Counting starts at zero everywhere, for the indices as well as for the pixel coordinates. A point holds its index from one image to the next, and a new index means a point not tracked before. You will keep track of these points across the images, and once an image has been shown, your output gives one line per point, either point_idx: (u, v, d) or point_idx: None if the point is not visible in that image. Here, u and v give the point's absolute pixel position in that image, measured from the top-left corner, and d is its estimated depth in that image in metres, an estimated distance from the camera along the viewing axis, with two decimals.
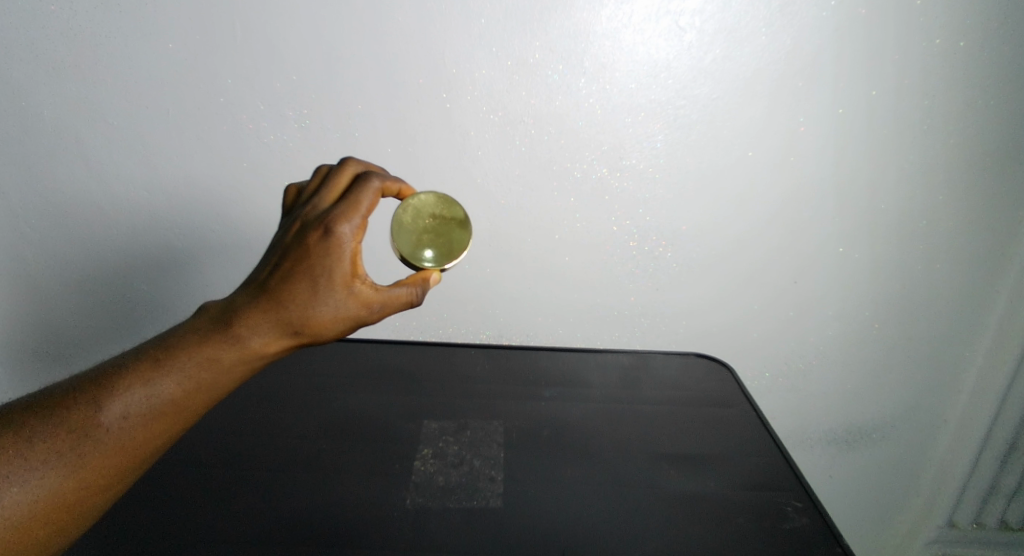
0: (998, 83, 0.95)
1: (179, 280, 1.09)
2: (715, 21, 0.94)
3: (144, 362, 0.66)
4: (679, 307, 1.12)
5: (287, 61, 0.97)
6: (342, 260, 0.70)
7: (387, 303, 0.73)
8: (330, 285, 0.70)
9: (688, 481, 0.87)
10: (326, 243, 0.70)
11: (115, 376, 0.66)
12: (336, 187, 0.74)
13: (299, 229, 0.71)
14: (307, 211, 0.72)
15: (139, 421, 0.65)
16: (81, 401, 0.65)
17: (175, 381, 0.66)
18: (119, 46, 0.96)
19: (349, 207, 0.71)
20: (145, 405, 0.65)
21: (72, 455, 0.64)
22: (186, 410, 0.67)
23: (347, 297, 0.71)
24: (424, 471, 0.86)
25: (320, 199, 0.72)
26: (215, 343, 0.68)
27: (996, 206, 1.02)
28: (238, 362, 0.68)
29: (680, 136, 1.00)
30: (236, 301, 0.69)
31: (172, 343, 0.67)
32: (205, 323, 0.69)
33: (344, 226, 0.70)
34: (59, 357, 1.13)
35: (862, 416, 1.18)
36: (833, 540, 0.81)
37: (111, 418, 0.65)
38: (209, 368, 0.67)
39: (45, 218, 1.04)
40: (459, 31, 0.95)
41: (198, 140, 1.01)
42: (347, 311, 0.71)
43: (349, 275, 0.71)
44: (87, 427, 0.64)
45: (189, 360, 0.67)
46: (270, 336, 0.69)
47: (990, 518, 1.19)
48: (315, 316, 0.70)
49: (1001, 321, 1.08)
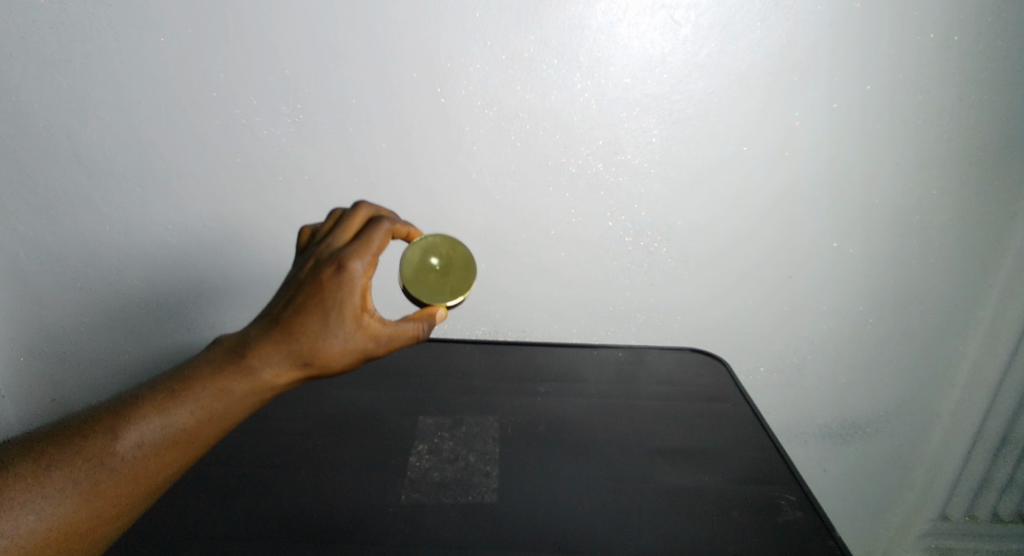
0: (992, 77, 0.95)
1: (170, 275, 1.08)
2: (710, 16, 0.94)
3: (160, 393, 0.65)
4: (675, 303, 1.12)
5: (280, 56, 0.96)
6: (353, 294, 0.69)
7: (395, 336, 0.71)
8: (340, 318, 0.69)
9: (683, 475, 0.87)
10: (338, 278, 0.69)
11: (131, 404, 0.65)
12: (350, 228, 0.73)
13: (312, 265, 0.70)
14: (321, 249, 0.72)
15: (152, 451, 0.64)
16: (98, 430, 0.63)
17: (189, 411, 0.65)
18: (110, 40, 0.95)
19: (361, 245, 0.70)
20: (158, 434, 0.64)
21: (87, 483, 0.62)
22: (197, 441, 0.65)
23: (355, 329, 0.69)
24: (419, 466, 0.86)
25: (334, 238, 0.72)
26: (227, 374, 0.66)
27: (989, 200, 1.02)
28: (249, 393, 0.67)
29: (675, 131, 1.00)
30: (249, 334, 0.69)
31: (186, 374, 0.66)
32: (220, 354, 0.68)
33: (356, 263, 0.69)
34: (52, 355, 1.12)
35: (855, 411, 1.18)
36: (825, 533, 0.81)
37: (126, 446, 0.63)
38: (222, 399, 0.66)
39: (37, 216, 1.03)
40: (453, 25, 0.95)
41: (191, 135, 1.00)
42: (355, 344, 0.69)
43: (359, 308, 0.69)
44: (101, 456, 0.63)
45: (202, 390, 0.66)
46: (282, 367, 0.68)
47: (983, 510, 1.20)
48: (325, 347, 0.68)
49: (994, 314, 1.08)
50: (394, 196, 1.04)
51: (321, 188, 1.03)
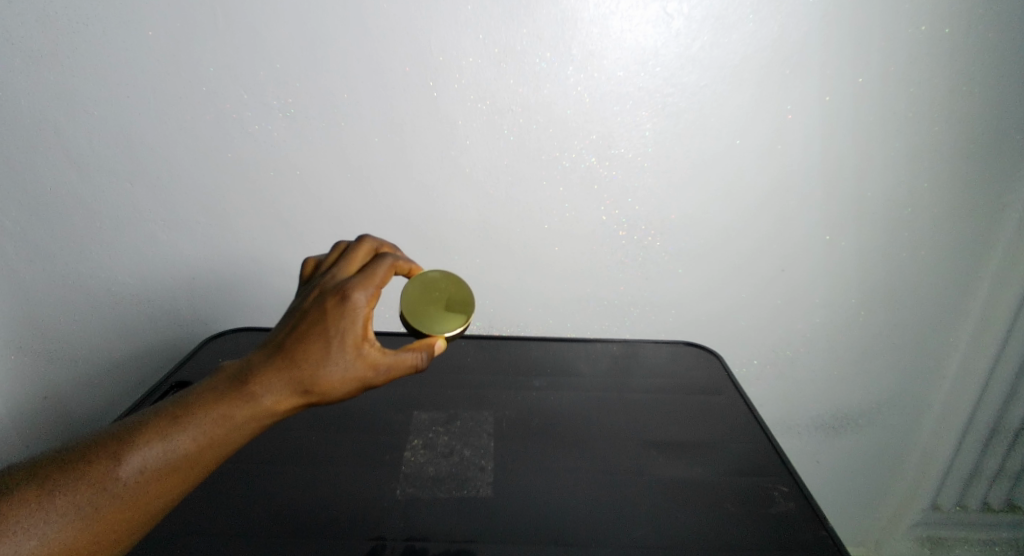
0: (982, 70, 0.96)
1: (162, 271, 1.07)
2: (703, 9, 0.94)
3: (162, 418, 0.65)
4: (669, 296, 1.12)
5: (270, 49, 0.95)
6: (355, 323, 0.68)
7: (394, 365, 0.70)
8: (341, 346, 0.68)
9: (677, 467, 0.88)
10: (340, 308, 0.68)
11: (135, 429, 0.64)
12: (354, 262, 0.74)
13: (316, 295, 0.70)
14: (325, 280, 0.72)
15: (154, 476, 0.63)
16: (102, 455, 0.63)
17: (191, 436, 0.64)
18: (96, 34, 0.94)
19: (364, 277, 0.70)
20: (160, 460, 0.63)
21: (88, 508, 0.61)
22: (198, 466, 0.65)
23: (354, 358, 0.68)
24: (414, 461, 0.86)
25: (339, 270, 0.73)
26: (229, 400, 0.66)
27: (979, 193, 1.03)
28: (249, 419, 0.66)
29: (668, 125, 1.00)
30: (251, 360, 0.68)
31: (189, 399, 0.66)
32: (222, 381, 0.67)
33: (359, 293, 0.69)
34: (43, 353, 1.11)
35: (847, 403, 1.19)
36: (818, 524, 0.81)
37: (128, 471, 0.63)
38: (223, 425, 0.65)
39: (25, 212, 1.02)
40: (445, 18, 0.94)
41: (181, 130, 0.99)
42: (354, 373, 0.69)
43: (360, 336, 0.69)
44: (104, 481, 0.62)
45: (204, 416, 0.65)
46: (282, 394, 0.67)
47: (973, 500, 1.21)
48: (324, 375, 0.67)
49: (984, 306, 1.09)
50: (387, 190, 1.04)
51: (314, 183, 1.03)
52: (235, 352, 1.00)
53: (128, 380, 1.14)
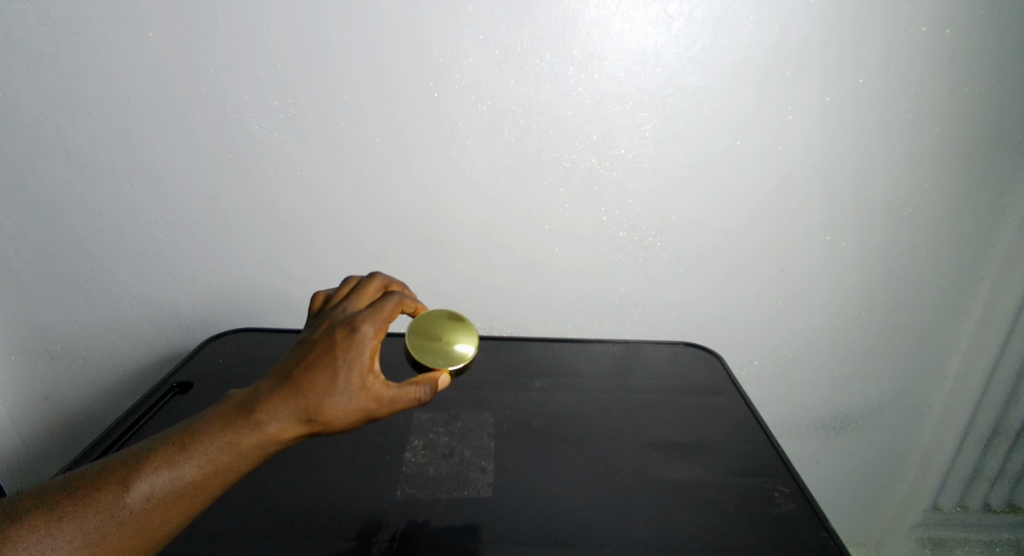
0: (983, 71, 0.96)
1: (162, 272, 1.07)
2: (703, 9, 0.94)
3: (170, 445, 0.65)
4: (669, 298, 1.12)
5: (271, 50, 0.95)
6: (362, 356, 0.69)
7: (398, 398, 0.70)
8: (347, 377, 0.69)
9: (678, 468, 0.87)
10: (348, 341, 0.69)
11: (143, 456, 0.64)
12: (364, 296, 0.75)
13: (326, 327, 0.71)
14: (335, 313, 0.73)
15: (161, 503, 0.63)
16: (110, 482, 0.63)
17: (198, 464, 0.64)
18: (98, 35, 0.94)
19: (373, 311, 0.71)
20: (167, 488, 0.63)
21: (95, 535, 0.61)
22: (203, 494, 0.65)
23: (360, 389, 0.69)
24: (414, 461, 0.86)
25: (350, 303, 0.74)
26: (236, 428, 0.66)
27: (980, 193, 1.03)
28: (255, 447, 0.66)
29: (668, 125, 1.00)
30: (259, 388, 0.68)
31: (197, 426, 0.66)
32: (229, 408, 0.67)
33: (368, 326, 0.70)
34: (43, 354, 1.11)
35: (848, 404, 1.19)
36: (819, 525, 0.81)
37: (135, 498, 0.63)
38: (229, 453, 0.65)
39: (26, 212, 1.02)
40: (446, 19, 0.94)
41: (182, 131, 0.99)
42: (358, 404, 0.69)
43: (366, 368, 0.69)
44: (112, 507, 0.62)
45: (211, 443, 0.65)
46: (288, 422, 0.67)
47: (974, 501, 1.21)
48: (329, 405, 0.68)
49: (985, 306, 1.09)
50: (387, 191, 1.04)
51: (314, 184, 1.03)
52: (235, 355, 1.00)
53: (128, 381, 1.14)
